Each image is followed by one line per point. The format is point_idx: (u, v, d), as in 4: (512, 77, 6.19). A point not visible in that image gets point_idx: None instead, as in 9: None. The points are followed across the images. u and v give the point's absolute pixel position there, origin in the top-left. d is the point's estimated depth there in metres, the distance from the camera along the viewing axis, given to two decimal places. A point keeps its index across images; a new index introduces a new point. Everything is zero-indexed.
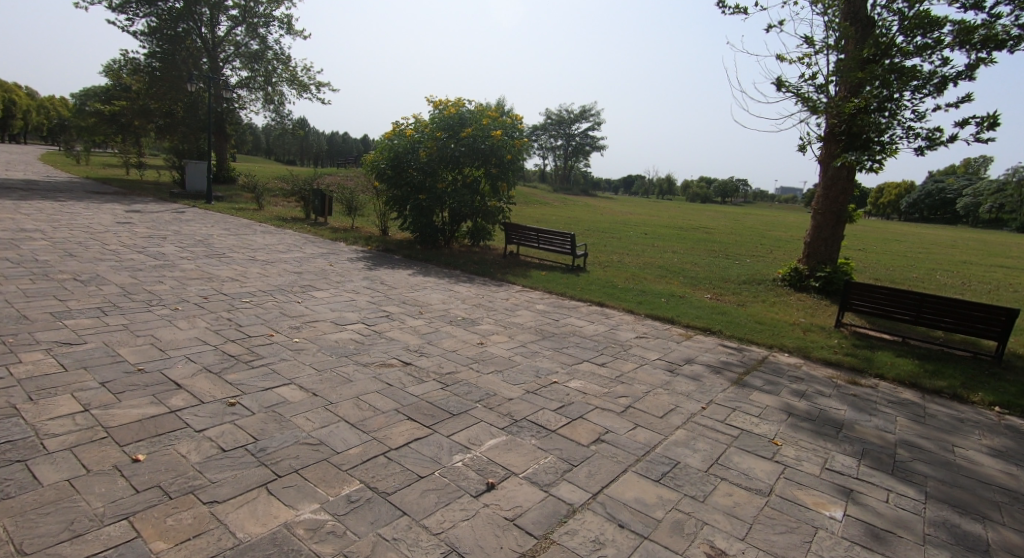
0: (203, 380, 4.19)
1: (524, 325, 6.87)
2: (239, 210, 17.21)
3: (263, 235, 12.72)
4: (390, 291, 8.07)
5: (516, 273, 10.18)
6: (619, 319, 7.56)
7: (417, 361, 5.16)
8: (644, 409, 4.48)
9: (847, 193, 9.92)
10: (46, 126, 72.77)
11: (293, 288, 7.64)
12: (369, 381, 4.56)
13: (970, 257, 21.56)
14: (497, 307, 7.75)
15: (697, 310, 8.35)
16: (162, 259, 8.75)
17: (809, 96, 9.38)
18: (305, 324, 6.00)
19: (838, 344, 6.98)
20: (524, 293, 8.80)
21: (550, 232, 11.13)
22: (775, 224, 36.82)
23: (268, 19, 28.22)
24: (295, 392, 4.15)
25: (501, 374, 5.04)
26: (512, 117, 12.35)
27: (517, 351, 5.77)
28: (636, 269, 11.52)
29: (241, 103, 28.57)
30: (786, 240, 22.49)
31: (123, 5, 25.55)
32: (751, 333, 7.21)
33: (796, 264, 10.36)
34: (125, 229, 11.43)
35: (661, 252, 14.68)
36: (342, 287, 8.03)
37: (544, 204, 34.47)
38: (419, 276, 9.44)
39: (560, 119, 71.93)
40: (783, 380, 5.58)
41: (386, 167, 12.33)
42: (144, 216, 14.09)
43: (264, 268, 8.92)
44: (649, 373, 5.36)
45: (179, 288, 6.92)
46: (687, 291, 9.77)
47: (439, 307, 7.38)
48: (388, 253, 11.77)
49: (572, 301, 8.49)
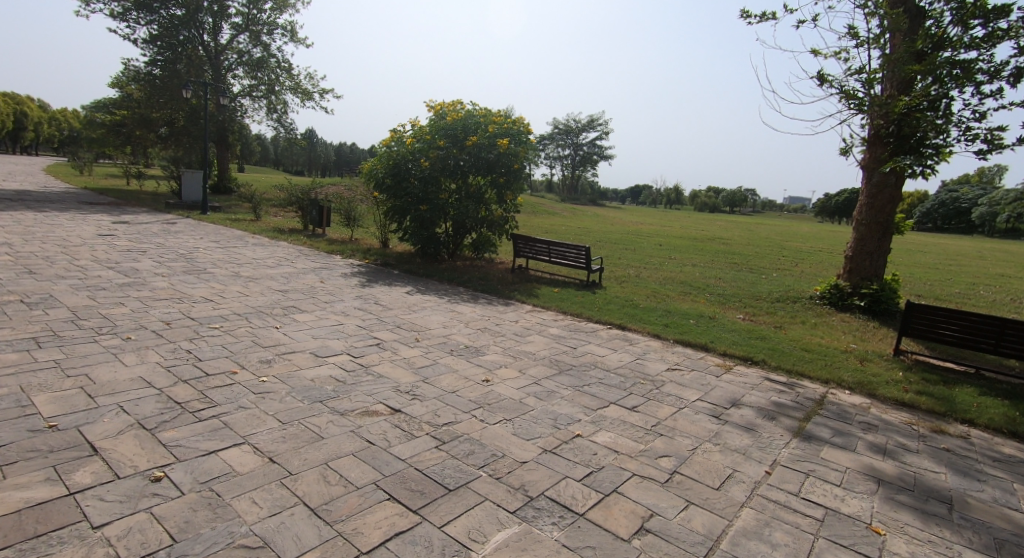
0: (129, 441, 3.25)
1: (537, 356, 5.91)
2: (234, 221, 16.41)
3: (253, 248, 11.85)
4: (384, 313, 7.14)
5: (526, 290, 9.26)
6: (645, 347, 6.58)
7: (409, 407, 4.22)
8: (695, 477, 3.51)
9: (895, 201, 8.92)
10: (56, 138, 73.15)
11: (273, 310, 6.73)
12: (345, 438, 3.62)
13: (1004, 270, 20.43)
14: (505, 332, 6.80)
15: (731, 334, 7.36)
16: (133, 276, 7.87)
17: (853, 93, 8.52)
18: (278, 357, 5.07)
19: (904, 379, 5.99)
20: (535, 314, 7.87)
21: (563, 245, 10.21)
22: (790, 234, 35.76)
23: (272, 27, 27.74)
24: (245, 458, 3.21)
25: (512, 424, 4.09)
26: (517, 121, 11.36)
27: (530, 391, 4.81)
28: (657, 285, 10.56)
29: (243, 111, 28.00)
30: (806, 251, 21.44)
31: (123, 14, 25.04)
32: (801, 363, 6.20)
33: (836, 280, 9.38)
34: (104, 242, 10.58)
35: (679, 266, 13.72)
36: (330, 308, 7.12)
37: (552, 214, 33.76)
38: (418, 294, 8.53)
39: (568, 128, 71.14)
40: (853, 429, 4.59)
41: (385, 176, 11.48)
42: (130, 227, 13.27)
43: (246, 285, 8.03)
44: (691, 422, 4.39)
45: (139, 311, 6.01)
46: (715, 310, 8.80)
47: (439, 333, 6.45)
48: (387, 268, 10.89)
49: (589, 324, 7.52)
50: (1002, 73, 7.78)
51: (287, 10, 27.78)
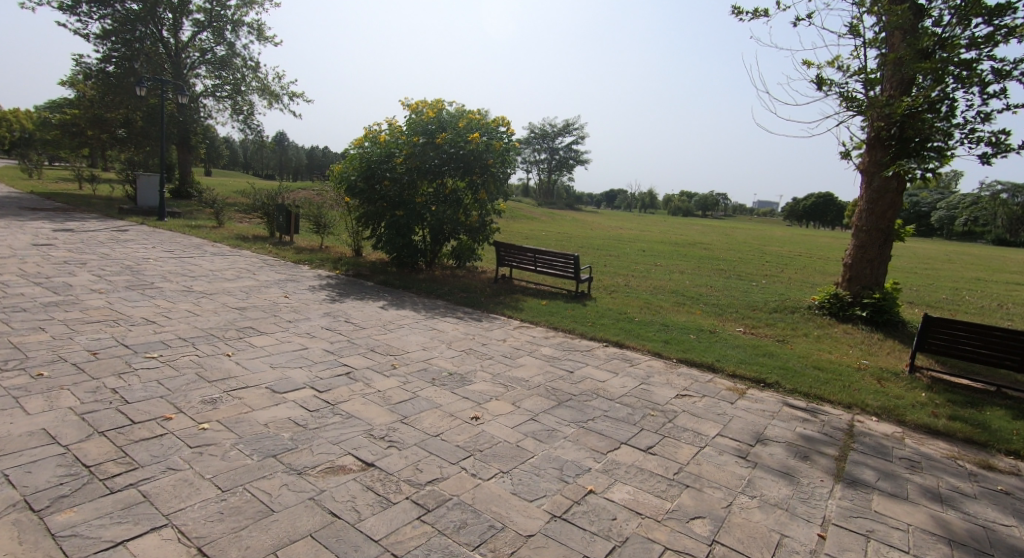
0: (5, 533, 2.46)
1: (530, 384, 5.21)
2: (193, 229, 15.36)
3: (211, 258, 10.91)
4: (355, 333, 6.36)
5: (511, 302, 8.59)
6: (647, 370, 5.94)
7: (384, 460, 3.48)
8: (738, 549, 2.85)
9: (896, 206, 8.38)
10: (9, 141, 69.87)
11: (225, 333, 5.90)
12: (302, 510, 2.86)
13: (979, 274, 20.56)
14: (492, 354, 6.10)
15: (736, 351, 6.78)
16: (64, 295, 6.93)
17: (852, 95, 8.02)
18: (226, 394, 4.27)
19: (932, 400, 5.44)
20: (523, 330, 7.20)
21: (550, 253, 9.59)
22: (766, 238, 36.00)
23: (237, 24, 26.59)
24: (162, 552, 2.43)
25: (510, 478, 3.38)
26: (497, 120, 10.68)
27: (527, 432, 4.11)
28: (648, 296, 9.97)
29: (206, 112, 26.73)
30: (788, 256, 21.25)
31: (74, 8, 23.61)
32: (819, 384, 5.64)
33: (835, 289, 8.84)
34: (39, 254, 9.55)
35: (667, 274, 13.21)
36: (292, 329, 6.31)
37: (530, 219, 33.31)
38: (394, 310, 7.76)
39: (543, 132, 70.84)
40: (900, 466, 4.00)
41: (357, 179, 10.68)
42: (74, 236, 12.16)
43: (198, 302, 7.17)
44: (718, 467, 3.73)
45: (62, 340, 5.13)
46: (713, 323, 8.23)
47: (417, 357, 5.70)
48: (359, 278, 10.09)
49: (583, 342, 6.87)
50: (1010, 74, 7.35)
51: (253, 6, 26.63)
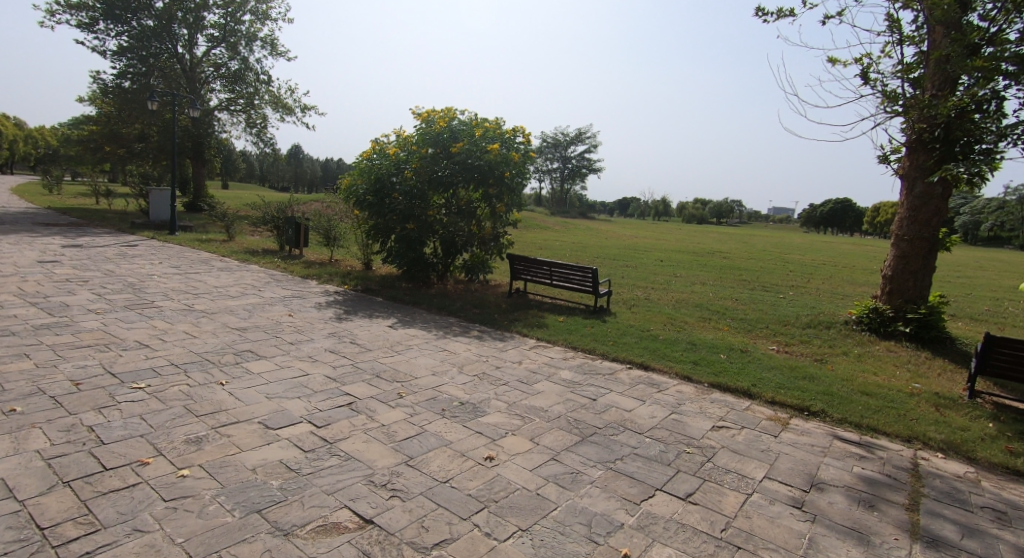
0: None
1: (549, 415, 4.72)
2: (204, 242, 15.15)
3: (217, 273, 10.61)
4: (360, 356, 5.94)
5: (527, 319, 8.11)
6: (677, 396, 5.42)
7: (385, 516, 3.02)
8: None
9: (942, 213, 7.76)
10: (33, 157, 71.50)
11: (222, 358, 5.51)
12: None
13: (1015, 282, 19.61)
14: (507, 379, 5.63)
15: (773, 373, 6.22)
16: (59, 316, 6.62)
17: (892, 95, 7.42)
18: (213, 432, 3.86)
19: (1001, 432, 4.85)
20: (541, 351, 6.72)
21: (566, 267, 9.13)
22: (785, 245, 35.15)
23: (251, 38, 26.67)
24: None
25: (530, 539, 2.90)
26: (513, 129, 10.28)
27: (549, 476, 3.63)
28: (671, 310, 9.44)
29: (220, 126, 26.80)
30: (811, 265, 20.55)
31: (92, 26, 23.84)
32: (871, 413, 5.07)
33: (874, 303, 8.22)
34: (42, 271, 9.32)
35: (689, 285, 12.65)
36: (294, 352, 5.90)
37: (545, 229, 32.91)
38: (403, 329, 7.33)
39: (556, 141, 70.61)
40: (982, 517, 3.44)
41: (366, 192, 10.33)
42: (82, 252, 11.99)
43: (197, 323, 6.81)
44: (771, 522, 3.21)
45: (45, 369, 4.77)
46: (743, 340, 7.69)
47: (426, 384, 5.25)
48: (368, 293, 9.72)
49: (605, 363, 6.37)
50: None
51: (267, 21, 26.71)
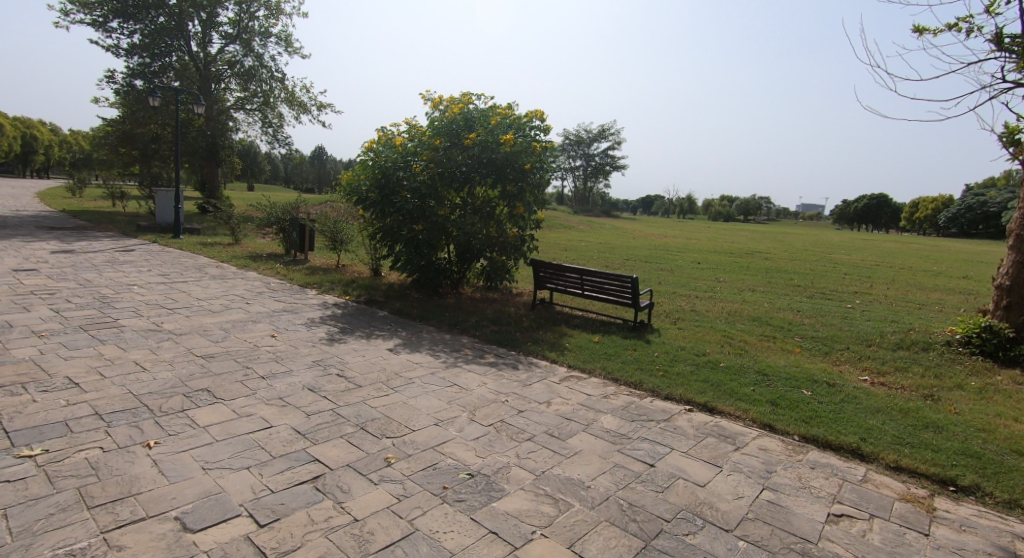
0: None
1: (596, 495, 3.37)
2: (205, 247, 14.15)
3: (207, 282, 9.51)
4: (344, 397, 4.64)
5: (556, 340, 6.75)
6: (764, 459, 4.00)
7: None
8: None
9: None
10: (63, 159, 72.78)
11: (165, 403, 4.26)
12: None
13: None
14: (534, 430, 4.28)
15: (880, 420, 4.73)
16: None
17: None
18: (98, 544, 2.59)
19: None
20: (575, 385, 5.36)
21: (600, 275, 7.73)
22: (825, 245, 33.07)
23: (266, 35, 25.82)
24: None
25: None
26: (532, 114, 8.90)
27: None
28: (724, 326, 7.98)
29: (235, 125, 26.04)
30: (863, 267, 18.66)
31: (107, 25, 23.25)
32: None
33: (987, 319, 6.67)
34: (8, 283, 8.28)
35: (738, 293, 11.14)
36: (262, 391, 4.64)
37: (568, 228, 31.47)
38: (404, 353, 6.03)
39: (580, 139, 68.92)
40: None
41: (369, 189, 9.03)
42: (67, 258, 10.99)
43: (155, 349, 5.59)
44: None
45: None
46: (825, 368, 6.20)
47: (426, 441, 3.93)
48: (371, 306, 8.48)
49: (658, 404, 4.98)
50: None
51: (281, 16, 25.82)
